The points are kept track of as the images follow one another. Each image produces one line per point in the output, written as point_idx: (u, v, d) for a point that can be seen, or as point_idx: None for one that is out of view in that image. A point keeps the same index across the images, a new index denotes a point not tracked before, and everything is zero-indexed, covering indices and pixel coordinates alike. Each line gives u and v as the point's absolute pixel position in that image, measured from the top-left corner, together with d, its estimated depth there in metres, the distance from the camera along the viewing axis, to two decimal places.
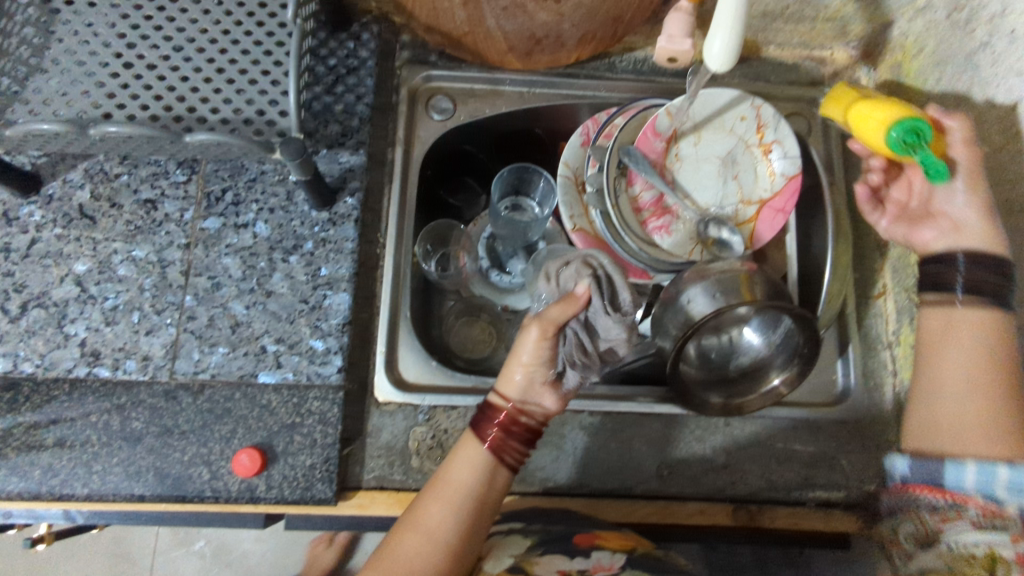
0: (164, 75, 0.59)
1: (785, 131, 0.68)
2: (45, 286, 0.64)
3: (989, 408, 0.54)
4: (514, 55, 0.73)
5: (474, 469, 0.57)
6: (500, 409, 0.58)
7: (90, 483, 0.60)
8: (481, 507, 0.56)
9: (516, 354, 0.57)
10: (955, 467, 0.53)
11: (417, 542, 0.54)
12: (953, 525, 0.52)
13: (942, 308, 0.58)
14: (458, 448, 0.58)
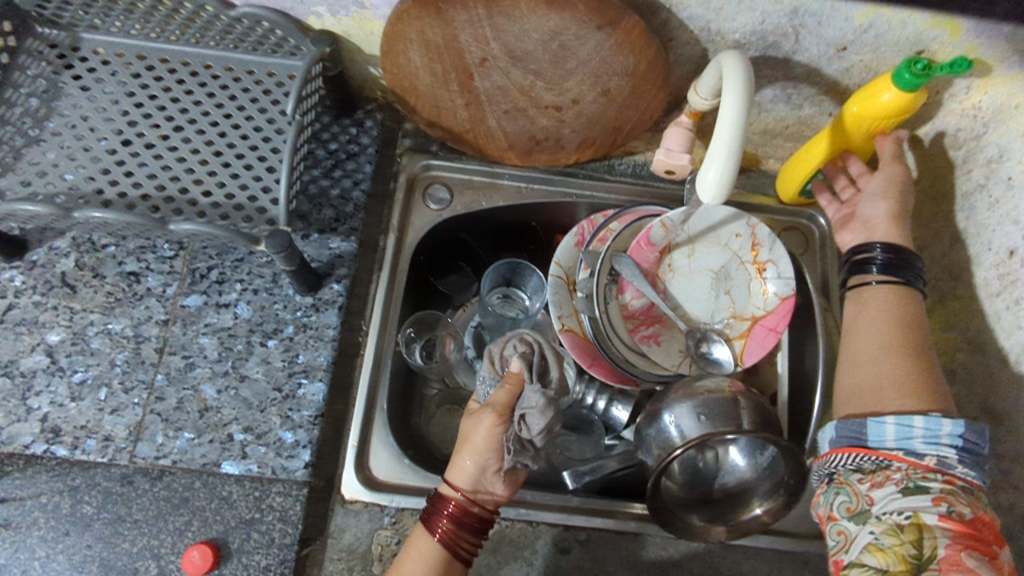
0: (161, 155, 0.60)
1: (780, 251, 0.68)
2: (14, 355, 0.62)
3: (903, 375, 0.56)
4: (514, 152, 0.74)
5: (425, 562, 0.55)
6: (450, 499, 0.57)
7: (30, 570, 0.57)
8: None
9: (468, 441, 0.59)
10: (877, 424, 0.54)
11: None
12: (881, 491, 0.52)
13: (860, 300, 0.62)
14: (409, 543, 0.57)
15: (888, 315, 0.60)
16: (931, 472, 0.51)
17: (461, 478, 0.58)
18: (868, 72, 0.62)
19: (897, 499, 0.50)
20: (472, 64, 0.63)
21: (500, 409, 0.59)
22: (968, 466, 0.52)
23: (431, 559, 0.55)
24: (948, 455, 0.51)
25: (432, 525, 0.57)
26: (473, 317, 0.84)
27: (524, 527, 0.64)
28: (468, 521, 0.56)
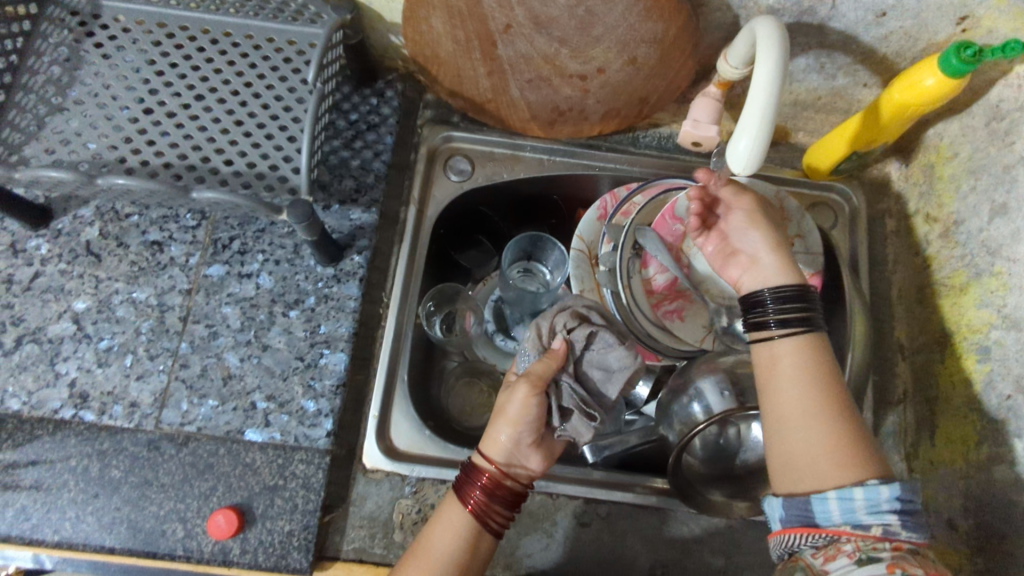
0: (183, 124, 0.60)
1: (808, 226, 0.67)
2: (43, 321, 0.63)
3: (835, 435, 0.48)
4: (537, 123, 0.73)
5: (457, 534, 0.55)
6: (483, 472, 0.56)
7: (62, 530, 0.58)
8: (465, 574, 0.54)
9: (500, 413, 0.56)
10: (819, 500, 0.47)
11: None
12: (835, 565, 0.45)
13: (770, 357, 0.52)
14: (438, 514, 0.57)
15: (794, 360, 0.51)
16: (879, 541, 0.45)
17: (495, 450, 0.56)
18: (907, 40, 0.59)
19: (851, 572, 0.44)
20: (496, 30, 0.61)
21: (539, 380, 0.55)
22: (914, 529, 0.45)
23: (465, 530, 0.55)
24: (893, 523, 0.45)
25: (464, 495, 0.56)
26: (494, 291, 0.83)
27: (544, 499, 0.65)
28: (501, 494, 0.55)
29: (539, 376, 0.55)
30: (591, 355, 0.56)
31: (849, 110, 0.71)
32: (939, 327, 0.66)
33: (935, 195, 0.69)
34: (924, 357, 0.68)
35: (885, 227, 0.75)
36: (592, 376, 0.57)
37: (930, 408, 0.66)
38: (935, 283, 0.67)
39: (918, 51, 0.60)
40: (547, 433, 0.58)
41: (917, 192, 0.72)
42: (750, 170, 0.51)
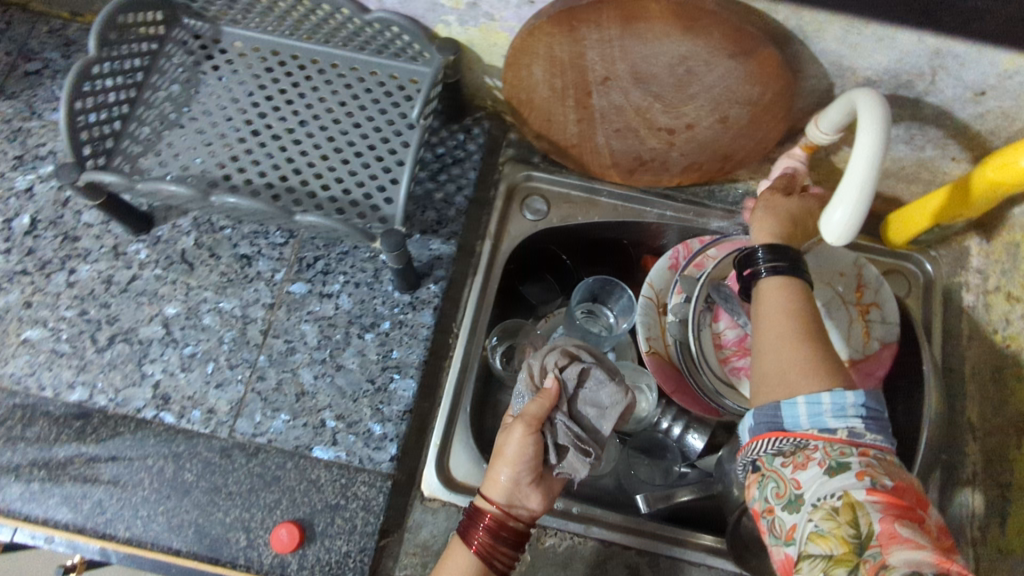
0: (287, 148, 0.63)
1: (887, 295, 0.67)
2: (135, 323, 0.66)
3: (810, 354, 0.46)
4: (617, 170, 0.74)
5: (462, 574, 0.54)
6: (485, 512, 0.55)
7: (133, 527, 0.60)
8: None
9: (499, 455, 0.56)
10: (788, 405, 0.45)
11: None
12: (805, 473, 0.44)
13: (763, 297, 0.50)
14: (446, 554, 0.56)
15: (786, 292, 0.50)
16: (846, 446, 0.44)
17: (496, 491, 0.55)
18: (1005, 119, 0.59)
19: (823, 482, 0.43)
20: (593, 82, 0.63)
21: (534, 420, 0.55)
22: (876, 429, 0.44)
23: (470, 569, 0.54)
24: (857, 425, 0.43)
25: (468, 537, 0.55)
26: (556, 328, 0.83)
27: (597, 546, 0.64)
28: (504, 536, 0.55)
29: (536, 415, 0.55)
30: (586, 393, 0.58)
31: (934, 182, 0.70)
32: (1018, 412, 0.64)
33: (1019, 277, 0.66)
34: (1001, 441, 0.66)
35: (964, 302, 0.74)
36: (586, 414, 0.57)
37: (1009, 497, 0.63)
38: (1017, 366, 0.65)
39: (1015, 131, 0.60)
40: (546, 471, 0.57)
41: (998, 269, 0.69)
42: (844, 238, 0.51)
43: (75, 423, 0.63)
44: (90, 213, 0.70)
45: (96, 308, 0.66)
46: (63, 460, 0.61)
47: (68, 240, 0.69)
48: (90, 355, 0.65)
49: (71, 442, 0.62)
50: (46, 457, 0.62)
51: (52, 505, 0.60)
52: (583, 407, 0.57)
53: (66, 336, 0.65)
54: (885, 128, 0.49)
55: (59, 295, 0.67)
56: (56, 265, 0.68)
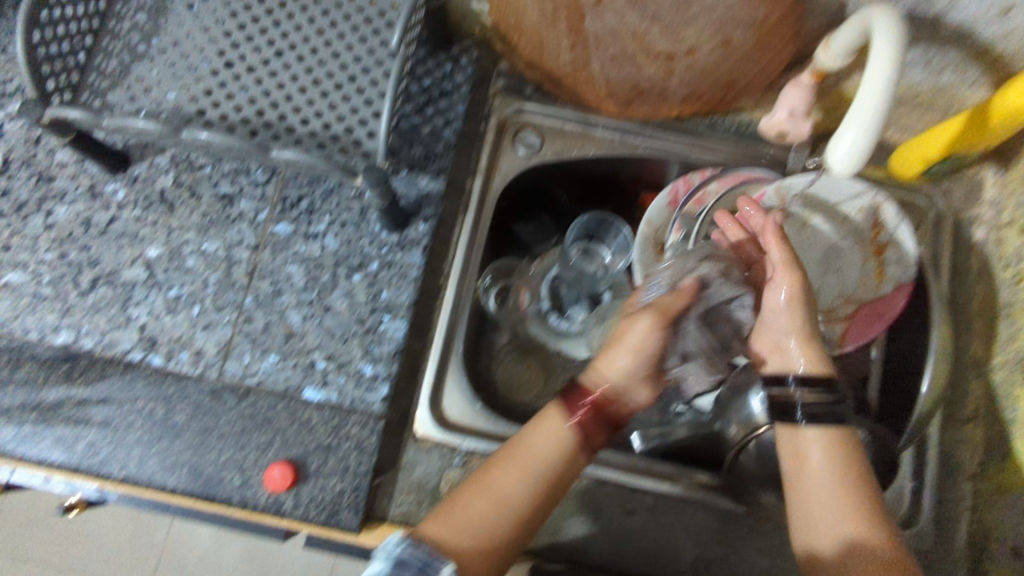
0: (262, 79, 0.60)
1: (904, 234, 0.63)
2: (116, 265, 0.65)
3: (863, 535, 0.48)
4: (613, 100, 0.71)
5: (558, 443, 0.53)
6: (592, 391, 0.55)
7: (128, 467, 0.60)
8: (552, 485, 0.53)
9: (619, 342, 0.57)
10: None
11: (487, 506, 0.51)
12: None
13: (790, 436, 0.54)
14: (540, 416, 0.55)
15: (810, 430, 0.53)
16: None
17: (605, 373, 0.56)
18: None
19: None
20: (586, 2, 0.60)
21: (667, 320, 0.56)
22: None
23: (565, 440, 0.53)
24: None
25: (570, 407, 0.55)
26: (551, 269, 0.79)
27: (592, 484, 0.65)
28: (602, 414, 0.55)
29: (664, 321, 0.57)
30: (724, 309, 0.60)
31: (949, 109, 0.66)
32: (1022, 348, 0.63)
33: None
34: (1003, 376, 0.65)
35: (974, 236, 0.71)
36: (723, 326, 0.60)
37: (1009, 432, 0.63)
38: None
39: None
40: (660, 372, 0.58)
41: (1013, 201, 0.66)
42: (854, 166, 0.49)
43: (63, 366, 0.62)
44: (63, 152, 0.67)
45: (76, 250, 0.65)
46: (52, 403, 0.61)
47: (42, 180, 0.66)
48: (73, 298, 0.64)
49: (59, 385, 0.62)
50: (36, 400, 0.61)
51: (45, 447, 0.60)
52: (722, 320, 0.60)
53: (47, 280, 0.64)
54: (896, 69, 0.45)
55: (37, 238, 0.65)
56: (32, 206, 0.66)
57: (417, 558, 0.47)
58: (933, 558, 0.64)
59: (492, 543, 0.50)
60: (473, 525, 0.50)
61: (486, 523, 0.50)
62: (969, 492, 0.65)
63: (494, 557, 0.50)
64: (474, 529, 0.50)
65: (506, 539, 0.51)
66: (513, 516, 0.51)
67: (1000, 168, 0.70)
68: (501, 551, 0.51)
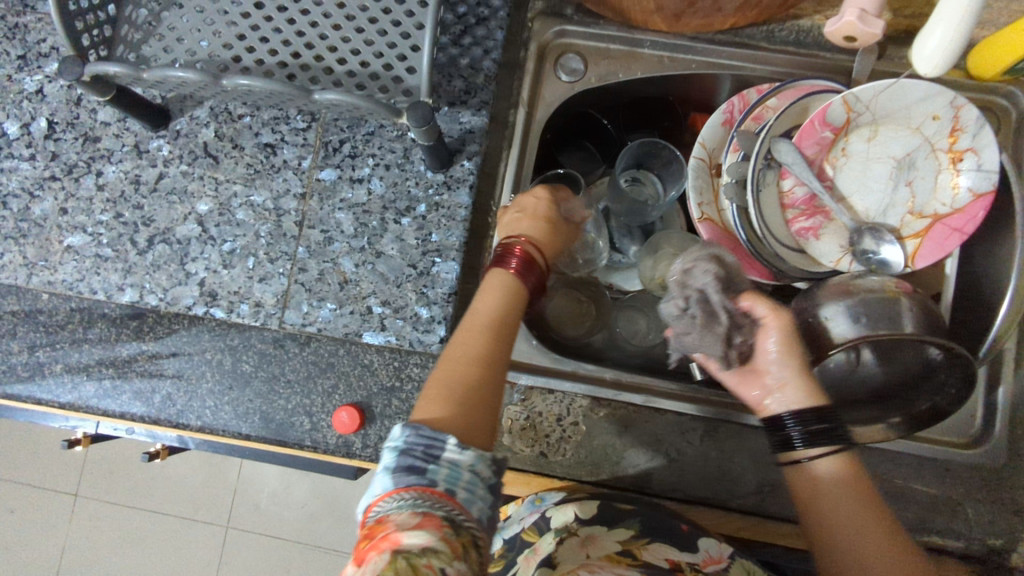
0: (294, 19, 0.58)
1: (986, 139, 0.58)
2: (170, 222, 0.65)
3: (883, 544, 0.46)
4: (661, 15, 0.65)
5: (502, 290, 0.53)
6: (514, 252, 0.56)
7: (204, 416, 0.63)
8: (502, 328, 0.51)
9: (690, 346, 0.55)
10: None
11: (456, 367, 0.49)
12: None
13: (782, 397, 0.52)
14: (484, 286, 0.54)
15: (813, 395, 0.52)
16: None
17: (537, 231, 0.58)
18: None
19: None
20: None
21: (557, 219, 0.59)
22: None
23: (507, 289, 0.54)
24: None
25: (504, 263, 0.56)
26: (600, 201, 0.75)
27: (650, 413, 0.65)
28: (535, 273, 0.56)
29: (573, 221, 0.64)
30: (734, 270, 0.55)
31: None
32: None
33: None
34: None
35: None
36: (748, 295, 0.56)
37: None
38: None
39: None
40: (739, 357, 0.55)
41: None
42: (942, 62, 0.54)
43: (133, 323, 0.64)
44: (105, 110, 0.67)
45: (130, 210, 0.65)
46: (127, 358, 0.64)
47: (89, 141, 0.66)
48: (133, 258, 0.65)
49: (131, 341, 0.64)
50: (111, 356, 0.64)
51: (125, 400, 0.64)
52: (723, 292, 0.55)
53: (107, 240, 0.65)
54: None
55: (91, 200, 0.66)
56: (83, 167, 0.66)
57: (421, 440, 0.44)
58: (1009, 475, 0.62)
59: (476, 392, 0.47)
60: (452, 385, 0.47)
61: (463, 379, 0.48)
62: None
63: (485, 403, 0.48)
64: (458, 392, 0.47)
65: (484, 387, 0.48)
66: (485, 365, 0.49)
67: None
68: (492, 389, 0.49)
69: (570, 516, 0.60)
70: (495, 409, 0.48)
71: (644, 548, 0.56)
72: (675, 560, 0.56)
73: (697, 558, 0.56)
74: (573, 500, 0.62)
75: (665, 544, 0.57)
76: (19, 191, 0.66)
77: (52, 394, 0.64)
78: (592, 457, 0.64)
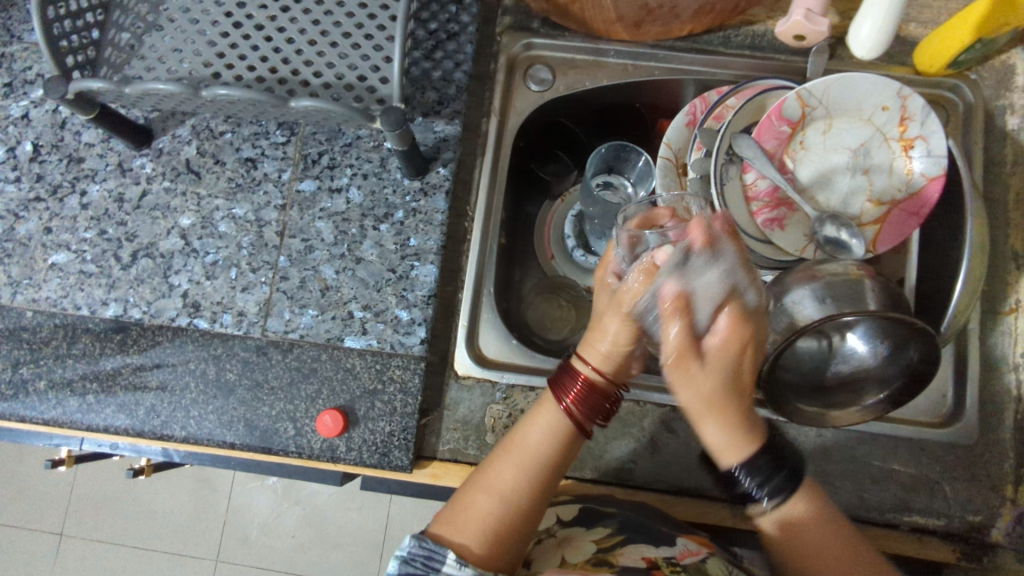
0: (271, 36, 0.60)
1: (933, 126, 0.61)
2: (154, 237, 0.67)
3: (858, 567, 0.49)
4: (622, 25, 0.68)
5: (551, 432, 0.55)
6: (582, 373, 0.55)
7: (187, 427, 0.63)
8: (545, 471, 0.55)
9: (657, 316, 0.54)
10: None
11: (489, 501, 0.54)
12: None
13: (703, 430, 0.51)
14: (533, 412, 0.57)
15: (732, 433, 0.49)
16: None
17: (602, 360, 0.55)
18: None
19: None
20: None
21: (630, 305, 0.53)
22: None
23: (556, 431, 0.55)
24: None
25: (561, 393, 0.56)
26: (573, 207, 0.83)
27: (631, 406, 0.66)
28: (594, 400, 0.55)
29: (653, 271, 0.53)
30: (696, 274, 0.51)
31: None
32: None
33: None
34: None
35: (1007, 125, 0.69)
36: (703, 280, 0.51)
37: None
38: None
39: None
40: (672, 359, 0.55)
41: None
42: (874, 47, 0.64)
43: (116, 337, 0.65)
44: (89, 132, 0.69)
45: (114, 226, 0.67)
46: (111, 372, 0.64)
47: (74, 162, 0.68)
48: (118, 273, 0.66)
49: (115, 355, 0.65)
50: (94, 371, 0.64)
51: (109, 414, 0.64)
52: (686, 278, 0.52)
53: (91, 257, 0.66)
54: None
55: (75, 218, 0.67)
56: (67, 187, 0.68)
57: (422, 552, 0.51)
58: (983, 452, 0.64)
59: (499, 535, 0.53)
60: (478, 520, 0.53)
61: (491, 518, 0.53)
62: (1013, 385, 0.65)
63: (507, 546, 0.53)
64: (479, 524, 0.53)
65: (509, 528, 0.53)
66: (517, 509, 0.53)
67: None
68: (520, 527, 0.54)
69: (553, 519, 0.61)
70: (523, 541, 0.54)
71: (620, 554, 0.55)
72: (651, 559, 0.54)
73: (674, 551, 0.55)
74: (556, 504, 0.62)
75: (641, 544, 0.55)
76: (4, 212, 0.67)
77: (35, 411, 0.64)
78: (575, 451, 0.65)
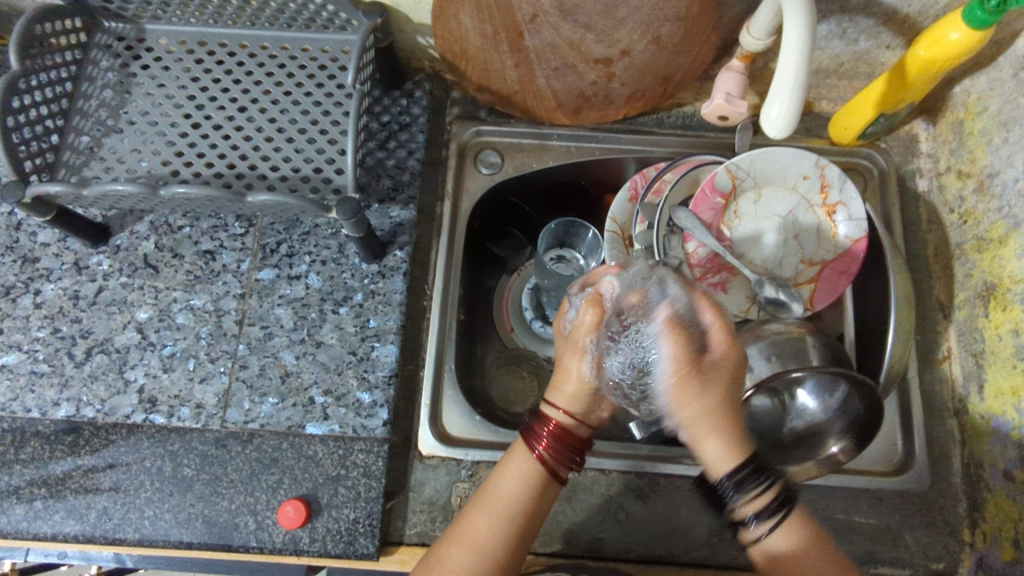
0: (229, 135, 0.63)
1: (852, 192, 0.68)
2: (109, 333, 0.66)
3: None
4: (563, 112, 0.76)
5: (524, 479, 0.53)
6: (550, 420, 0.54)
7: (142, 528, 0.61)
8: (522, 520, 0.52)
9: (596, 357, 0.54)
10: None
11: (463, 554, 0.51)
12: None
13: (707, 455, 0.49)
14: (505, 457, 0.55)
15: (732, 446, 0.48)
16: None
17: (570, 402, 0.54)
18: None
19: None
20: (522, 22, 0.64)
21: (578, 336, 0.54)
22: None
23: (529, 479, 0.53)
24: None
25: (533, 440, 0.54)
26: (528, 279, 0.86)
27: (597, 475, 0.66)
28: (568, 443, 0.53)
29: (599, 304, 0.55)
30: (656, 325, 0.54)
31: (873, 74, 0.71)
32: (980, 281, 0.67)
33: (965, 152, 0.70)
34: (970, 312, 0.68)
35: (917, 187, 0.76)
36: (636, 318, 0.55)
37: (980, 362, 0.66)
38: (974, 239, 0.68)
39: (940, 8, 0.61)
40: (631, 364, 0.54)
41: (947, 149, 0.73)
42: (784, 131, 0.60)
43: (67, 439, 0.63)
44: (44, 232, 0.69)
45: (68, 324, 0.66)
46: (61, 475, 0.62)
47: (28, 262, 0.68)
48: (70, 371, 0.65)
49: (66, 458, 0.63)
50: (43, 475, 0.62)
51: (57, 520, 0.61)
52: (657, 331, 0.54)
53: (43, 356, 0.65)
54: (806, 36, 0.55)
55: (28, 318, 0.67)
56: (20, 288, 0.68)
57: None
58: (936, 497, 0.66)
59: None
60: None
61: (464, 573, 0.50)
62: (956, 428, 0.68)
63: None
64: None
65: None
66: (490, 565, 0.50)
67: (930, 121, 0.75)
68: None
69: None
70: None
71: None
72: None
73: None
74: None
75: None
76: None
77: None
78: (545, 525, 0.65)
